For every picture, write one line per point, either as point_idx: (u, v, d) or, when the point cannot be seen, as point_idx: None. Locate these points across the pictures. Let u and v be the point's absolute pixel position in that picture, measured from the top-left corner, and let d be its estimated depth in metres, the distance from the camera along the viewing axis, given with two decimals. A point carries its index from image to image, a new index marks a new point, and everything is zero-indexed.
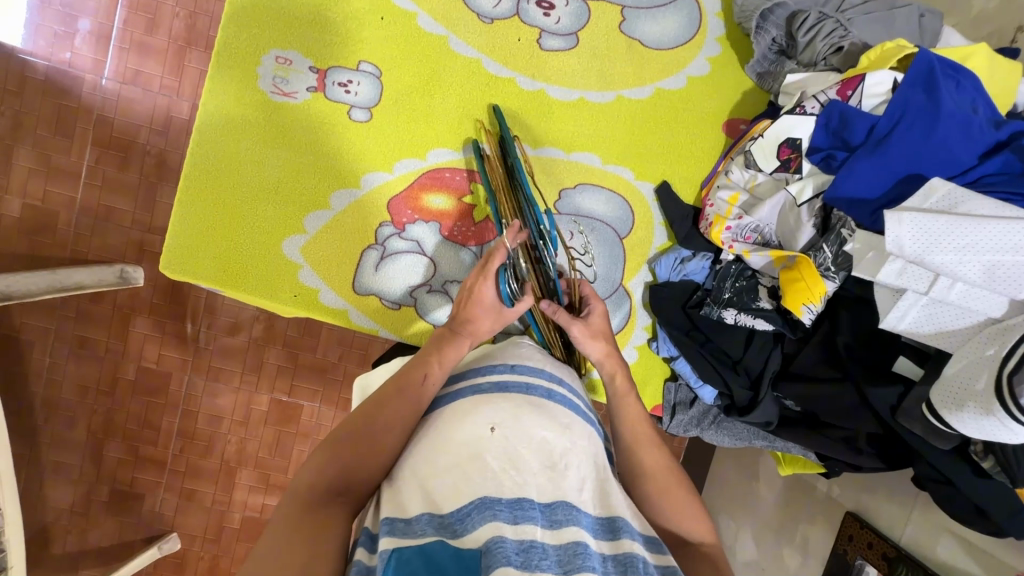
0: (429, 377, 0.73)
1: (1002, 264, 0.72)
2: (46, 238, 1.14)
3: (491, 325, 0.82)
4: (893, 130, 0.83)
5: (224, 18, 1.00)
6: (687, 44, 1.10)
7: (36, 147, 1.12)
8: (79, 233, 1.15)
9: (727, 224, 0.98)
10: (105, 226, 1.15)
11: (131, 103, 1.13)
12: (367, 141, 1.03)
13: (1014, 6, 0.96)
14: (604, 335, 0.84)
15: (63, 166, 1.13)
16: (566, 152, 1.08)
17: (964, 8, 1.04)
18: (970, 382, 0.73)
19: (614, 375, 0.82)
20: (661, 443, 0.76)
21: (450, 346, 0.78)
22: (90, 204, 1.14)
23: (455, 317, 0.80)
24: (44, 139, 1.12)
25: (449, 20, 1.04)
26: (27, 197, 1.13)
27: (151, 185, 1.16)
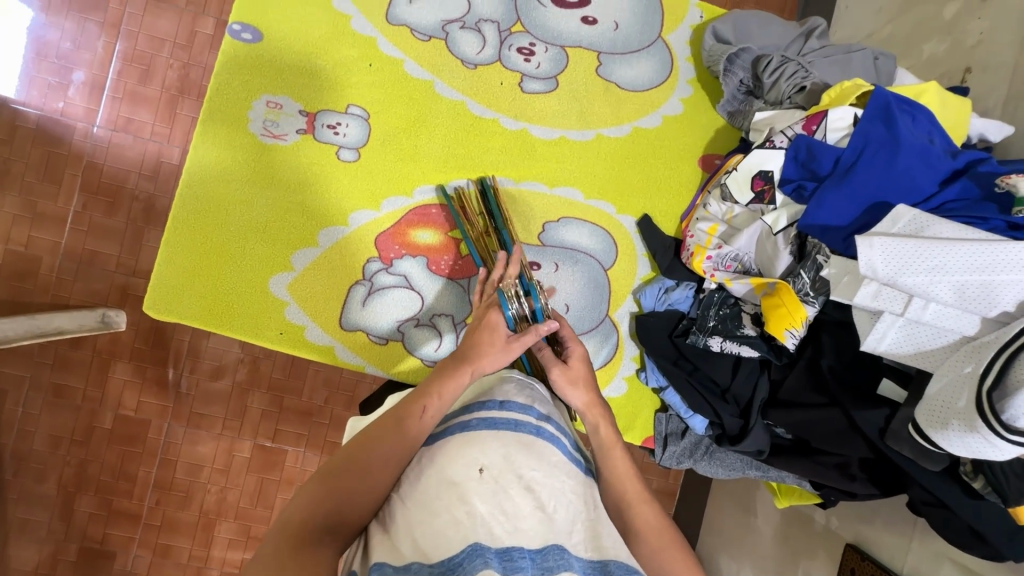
0: (428, 411, 0.69)
1: (971, 284, 0.73)
2: (29, 284, 1.13)
3: (495, 355, 0.76)
4: (857, 161, 0.87)
5: (216, 67, 1.03)
6: (661, 85, 1.16)
7: (23, 194, 1.13)
8: (62, 278, 1.14)
9: (708, 254, 1.03)
10: (90, 271, 1.15)
11: (121, 150, 1.15)
12: (354, 180, 1.06)
13: (962, 50, 1.03)
14: (585, 381, 0.81)
15: (50, 213, 1.14)
16: (549, 186, 1.11)
17: (915, 52, 1.13)
18: (953, 400, 0.71)
19: (598, 426, 0.78)
20: (652, 504, 0.74)
21: (450, 378, 0.72)
22: (75, 249, 1.14)
23: (469, 343, 0.76)
24: (32, 187, 1.13)
25: (433, 65, 1.09)
26: (10, 243, 1.13)
27: (137, 229, 1.16)
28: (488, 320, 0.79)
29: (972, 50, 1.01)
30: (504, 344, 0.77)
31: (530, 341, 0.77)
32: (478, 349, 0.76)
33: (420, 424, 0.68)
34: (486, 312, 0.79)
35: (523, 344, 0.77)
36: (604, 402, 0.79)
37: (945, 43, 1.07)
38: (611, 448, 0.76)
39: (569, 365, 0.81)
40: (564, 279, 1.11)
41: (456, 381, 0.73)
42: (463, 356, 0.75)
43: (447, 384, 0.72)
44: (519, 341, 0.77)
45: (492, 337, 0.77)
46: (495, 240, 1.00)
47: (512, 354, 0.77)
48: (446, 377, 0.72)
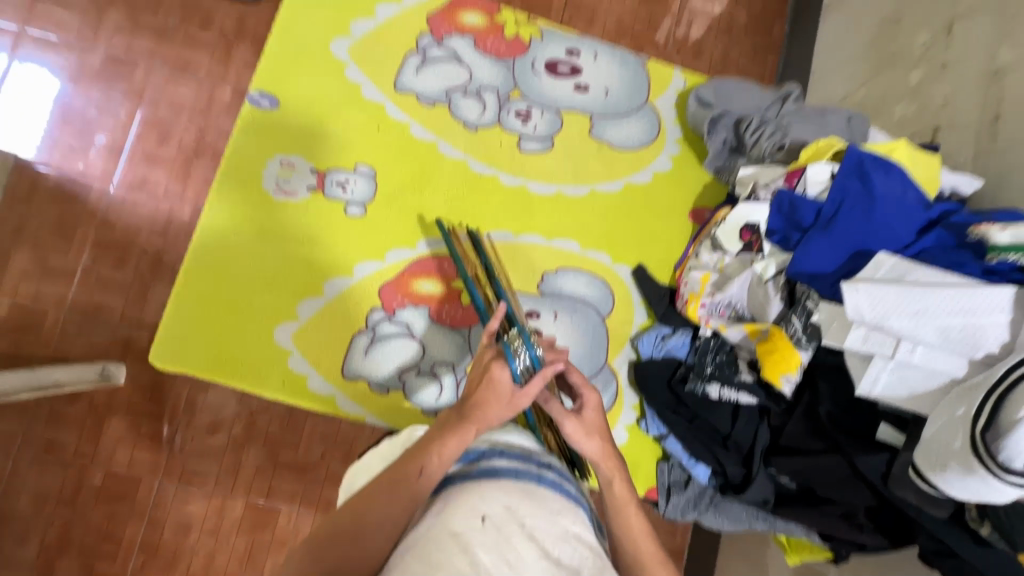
0: (425, 471, 0.70)
1: (955, 327, 0.76)
2: (31, 338, 1.15)
3: (502, 412, 0.77)
4: (838, 212, 0.92)
5: (235, 130, 1.11)
6: (650, 144, 1.24)
7: (35, 250, 1.17)
8: (65, 332, 1.16)
9: (702, 301, 1.06)
10: (94, 324, 1.17)
11: (134, 209, 1.21)
12: (361, 234, 1.11)
13: (928, 114, 1.14)
14: (599, 431, 0.80)
15: (60, 267, 1.18)
16: (546, 239, 1.16)
17: (885, 115, 1.24)
18: (948, 442, 0.72)
19: (613, 479, 0.78)
20: (667, 565, 0.75)
21: (454, 436, 0.74)
22: (81, 302, 1.17)
23: (472, 402, 0.77)
24: (45, 243, 1.18)
25: (436, 127, 1.17)
26: (17, 297, 1.16)
27: (144, 283, 1.20)
28: (496, 376, 0.78)
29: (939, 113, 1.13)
30: (509, 401, 0.77)
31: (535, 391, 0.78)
32: (482, 406, 0.76)
33: (419, 486, 0.69)
34: (490, 368, 0.79)
35: (528, 398, 0.77)
36: (620, 453, 0.79)
37: (913, 106, 1.18)
38: (625, 505, 0.76)
39: (584, 416, 0.80)
40: (563, 327, 1.14)
41: (458, 439, 0.74)
42: (466, 415, 0.76)
43: (447, 443, 0.73)
44: (525, 394, 0.77)
45: (498, 397, 0.77)
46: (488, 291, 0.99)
47: (517, 407, 0.77)
48: (447, 438, 0.73)
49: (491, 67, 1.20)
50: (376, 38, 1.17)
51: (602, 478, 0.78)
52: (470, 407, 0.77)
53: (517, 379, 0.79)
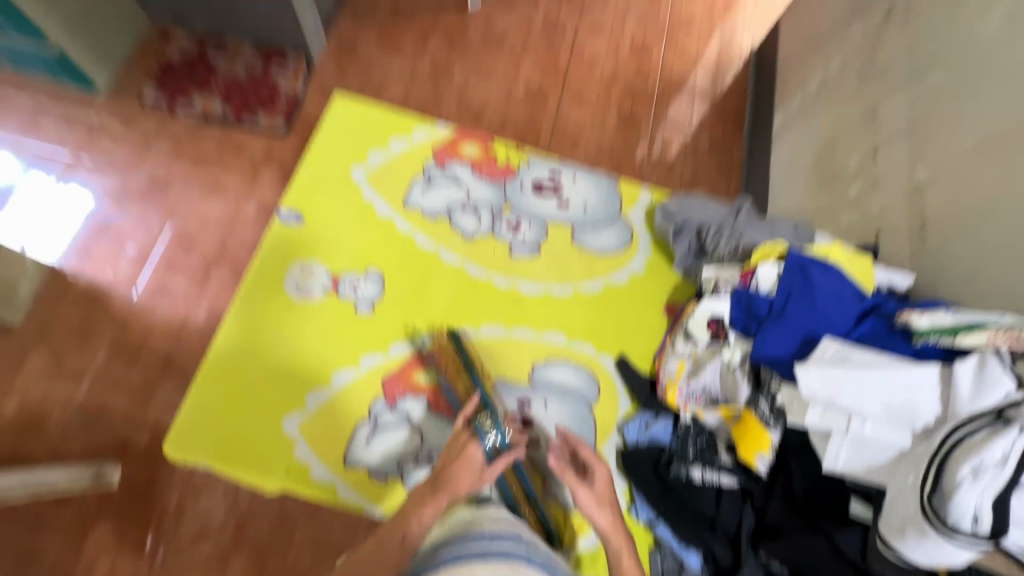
0: (405, 538, 0.83)
1: (894, 402, 0.86)
2: (34, 437, 1.30)
3: (471, 482, 0.90)
4: (787, 304, 1.06)
5: (263, 242, 1.28)
6: (625, 250, 1.41)
7: (52, 353, 1.38)
8: (65, 435, 1.30)
9: (680, 388, 1.16)
10: (100, 422, 1.32)
11: (144, 315, 1.42)
12: (369, 330, 1.23)
13: (869, 221, 1.49)
14: (609, 503, 0.92)
15: (75, 367, 1.37)
16: (536, 333, 1.29)
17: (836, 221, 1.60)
18: (904, 509, 0.79)
19: (620, 551, 0.87)
20: None
21: (429, 505, 0.86)
22: (86, 403, 1.33)
23: (445, 474, 0.91)
24: (62, 348, 1.38)
25: (438, 236, 1.35)
26: (26, 398, 1.33)
27: (152, 382, 1.35)
28: (468, 452, 0.94)
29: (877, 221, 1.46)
30: (480, 474, 0.91)
31: (500, 468, 0.93)
32: (456, 478, 0.90)
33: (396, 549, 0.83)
34: (466, 446, 0.95)
35: (496, 472, 0.92)
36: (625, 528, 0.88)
37: (856, 216, 1.53)
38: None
39: (596, 486, 0.93)
40: (554, 415, 1.22)
41: (433, 506, 0.87)
42: (439, 487, 0.88)
43: (423, 513, 0.86)
44: (491, 470, 0.91)
45: (470, 470, 0.90)
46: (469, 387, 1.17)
47: (485, 480, 0.91)
48: (423, 507, 0.86)
49: (486, 188, 1.42)
50: (390, 166, 1.40)
51: (611, 549, 0.87)
52: (445, 478, 0.91)
53: (488, 457, 0.94)
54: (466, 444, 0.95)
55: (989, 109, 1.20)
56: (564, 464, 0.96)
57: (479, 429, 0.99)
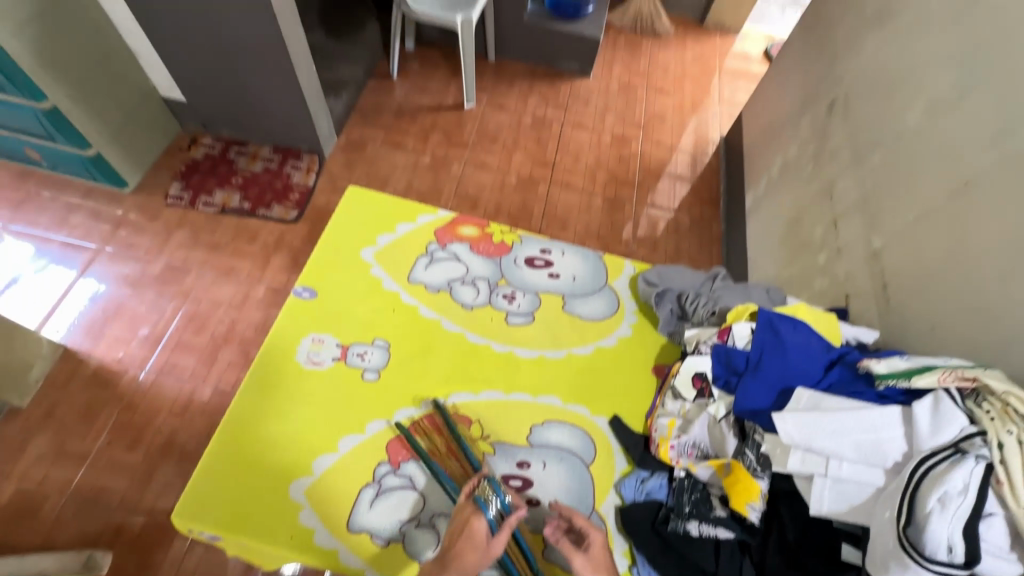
0: None
1: (866, 441, 0.93)
2: (32, 520, 1.74)
3: (480, 557, 1.01)
4: (762, 358, 1.15)
5: (279, 315, 1.39)
6: (612, 315, 1.52)
7: (75, 450, 1.87)
8: (54, 521, 1.74)
9: (671, 443, 1.21)
10: (110, 509, 1.77)
11: (121, 425, 1.92)
12: (375, 396, 1.30)
13: (839, 286, 1.64)
14: (605, 567, 1.05)
15: (70, 458, 1.85)
16: (532, 395, 1.36)
17: (811, 288, 1.76)
18: (886, 544, 0.83)
19: None
20: None
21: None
22: (78, 492, 1.79)
23: (452, 552, 1.02)
24: (88, 447, 1.87)
25: (440, 307, 1.46)
26: (22, 486, 1.79)
27: (159, 472, 1.85)
28: (473, 527, 1.04)
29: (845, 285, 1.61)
30: (486, 547, 1.02)
31: (504, 538, 1.03)
32: (462, 553, 1.01)
33: None
34: (471, 520, 1.05)
35: (500, 543, 1.02)
36: None
37: (828, 283, 1.69)
38: None
39: (592, 552, 1.05)
40: (552, 475, 1.25)
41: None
42: (447, 566, 1.00)
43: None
44: (496, 541, 1.02)
45: (475, 545, 1.02)
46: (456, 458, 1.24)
47: (491, 553, 1.02)
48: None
49: (484, 263, 1.56)
50: (396, 245, 1.55)
51: None
52: (450, 557, 1.01)
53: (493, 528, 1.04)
54: (469, 519, 1.05)
55: (921, 187, 1.39)
56: (558, 533, 1.09)
57: (482, 502, 1.08)
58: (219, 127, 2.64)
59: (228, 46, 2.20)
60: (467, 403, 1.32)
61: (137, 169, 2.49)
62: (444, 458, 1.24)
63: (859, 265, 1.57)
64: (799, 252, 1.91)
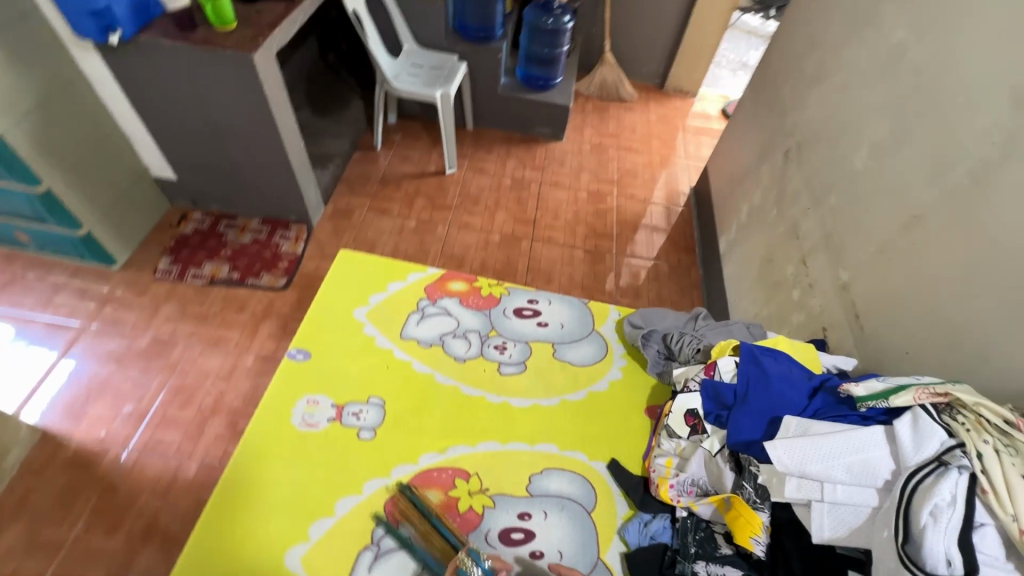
0: None
1: (855, 462, 0.96)
2: None
3: None
4: (749, 389, 1.18)
5: (273, 378, 1.40)
6: (602, 359, 1.56)
7: (50, 538, 1.78)
8: None
9: (670, 482, 1.22)
10: None
11: (101, 509, 1.85)
12: (372, 455, 1.29)
13: (813, 319, 1.72)
14: None
15: (45, 548, 1.75)
16: (530, 444, 1.36)
17: (790, 324, 1.84)
18: (889, 565, 0.84)
19: None
20: None
21: None
22: None
23: None
24: (64, 534, 1.79)
25: (434, 362, 1.48)
26: None
27: (140, 557, 1.76)
28: None
29: (819, 318, 1.69)
30: None
31: None
32: None
33: None
34: None
35: None
36: None
37: (804, 317, 1.77)
38: None
39: None
40: (554, 525, 1.23)
41: None
42: None
43: None
44: None
45: None
46: (438, 538, 1.15)
47: None
48: None
49: (473, 316, 1.60)
50: (388, 303, 1.59)
51: None
52: None
53: None
54: None
55: (876, 223, 1.50)
56: None
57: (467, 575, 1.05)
58: (209, 203, 2.73)
59: (221, 128, 2.33)
60: (465, 456, 1.32)
61: (127, 246, 2.53)
62: (423, 535, 1.16)
63: (831, 298, 1.65)
64: (774, 290, 2.00)
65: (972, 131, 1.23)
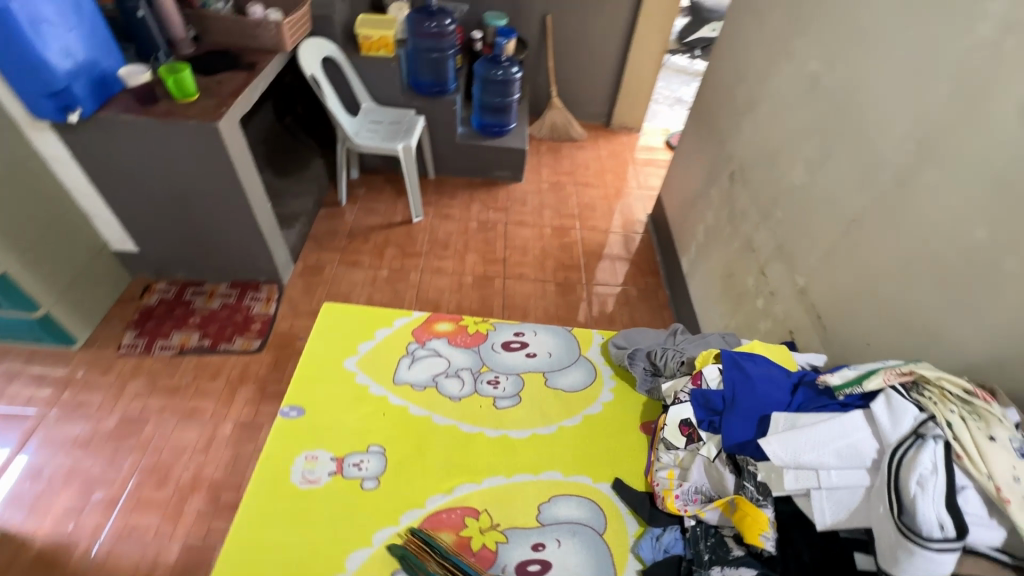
0: None
1: (843, 447, 1.02)
2: None
3: None
4: (736, 393, 1.24)
5: (267, 439, 1.37)
6: (592, 382, 1.60)
7: None
8: None
9: (675, 492, 1.27)
10: None
11: None
12: (379, 504, 1.27)
13: (779, 324, 1.83)
14: None
15: None
16: (535, 473, 1.37)
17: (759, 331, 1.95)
18: (889, 537, 0.89)
19: None
20: None
21: None
22: None
23: None
24: None
25: (430, 403, 1.49)
26: None
27: None
28: None
29: (784, 322, 1.81)
30: None
31: None
32: None
33: None
34: None
35: None
36: None
37: (770, 323, 1.89)
38: None
39: None
40: (568, 552, 1.23)
41: None
42: None
43: None
44: None
45: None
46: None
47: None
48: None
49: (463, 354, 1.62)
50: (378, 350, 1.60)
51: None
52: None
53: None
54: None
55: (821, 229, 1.65)
56: None
57: None
58: (174, 271, 2.68)
59: (186, 196, 2.33)
60: (472, 494, 1.31)
61: (88, 324, 2.44)
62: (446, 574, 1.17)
63: (792, 302, 1.77)
64: (739, 301, 2.13)
65: (889, 141, 1.40)
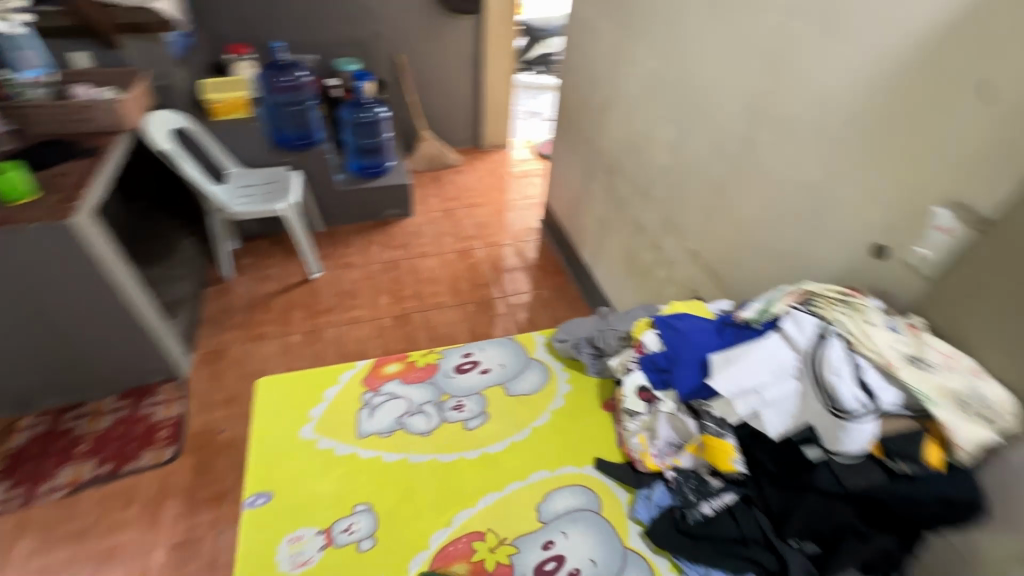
0: None
1: (772, 365, 1.19)
2: None
3: None
4: (675, 348, 1.40)
5: (240, 537, 1.26)
6: (549, 379, 1.69)
7: None
8: None
9: (652, 452, 1.38)
10: None
11: None
12: (382, 560, 1.23)
13: (683, 286, 2.08)
14: None
15: None
16: (523, 479, 1.42)
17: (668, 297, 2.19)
18: (826, 423, 1.08)
19: None
20: None
21: None
22: None
23: None
24: None
25: (401, 446, 1.46)
26: None
27: None
28: None
29: (687, 283, 2.05)
30: None
31: None
32: None
33: None
34: None
35: None
36: None
37: (675, 287, 2.13)
38: None
39: None
40: (577, 538, 1.30)
41: None
42: None
43: None
44: None
45: None
46: None
47: None
48: None
49: (419, 389, 1.62)
50: (333, 409, 1.54)
51: None
52: None
53: None
54: None
55: (694, 198, 1.93)
56: None
57: None
58: (41, 400, 2.29)
59: (43, 310, 2.02)
60: (472, 518, 1.32)
61: None
62: None
63: (689, 264, 2.03)
64: (643, 276, 2.37)
65: (726, 115, 1.70)
